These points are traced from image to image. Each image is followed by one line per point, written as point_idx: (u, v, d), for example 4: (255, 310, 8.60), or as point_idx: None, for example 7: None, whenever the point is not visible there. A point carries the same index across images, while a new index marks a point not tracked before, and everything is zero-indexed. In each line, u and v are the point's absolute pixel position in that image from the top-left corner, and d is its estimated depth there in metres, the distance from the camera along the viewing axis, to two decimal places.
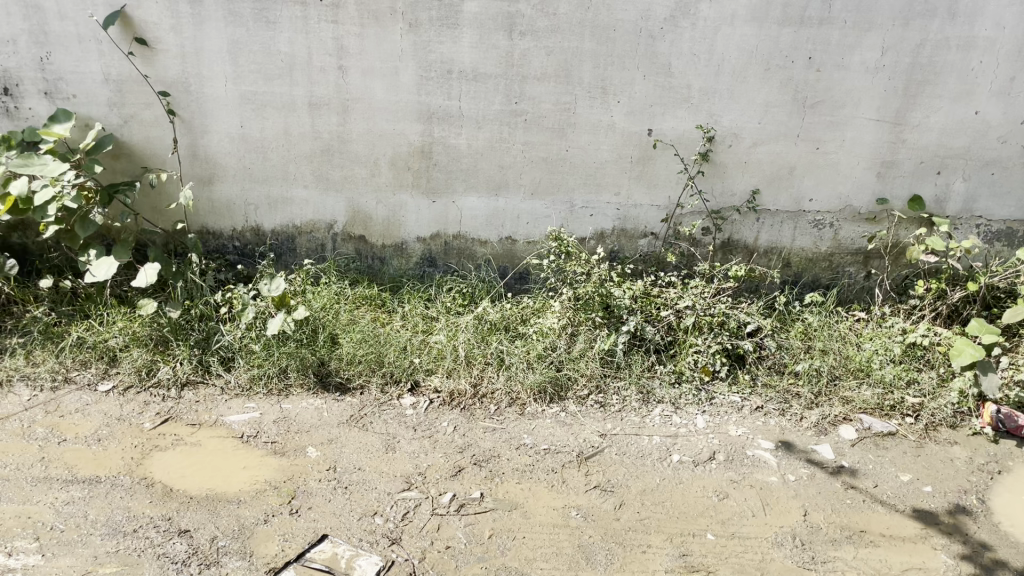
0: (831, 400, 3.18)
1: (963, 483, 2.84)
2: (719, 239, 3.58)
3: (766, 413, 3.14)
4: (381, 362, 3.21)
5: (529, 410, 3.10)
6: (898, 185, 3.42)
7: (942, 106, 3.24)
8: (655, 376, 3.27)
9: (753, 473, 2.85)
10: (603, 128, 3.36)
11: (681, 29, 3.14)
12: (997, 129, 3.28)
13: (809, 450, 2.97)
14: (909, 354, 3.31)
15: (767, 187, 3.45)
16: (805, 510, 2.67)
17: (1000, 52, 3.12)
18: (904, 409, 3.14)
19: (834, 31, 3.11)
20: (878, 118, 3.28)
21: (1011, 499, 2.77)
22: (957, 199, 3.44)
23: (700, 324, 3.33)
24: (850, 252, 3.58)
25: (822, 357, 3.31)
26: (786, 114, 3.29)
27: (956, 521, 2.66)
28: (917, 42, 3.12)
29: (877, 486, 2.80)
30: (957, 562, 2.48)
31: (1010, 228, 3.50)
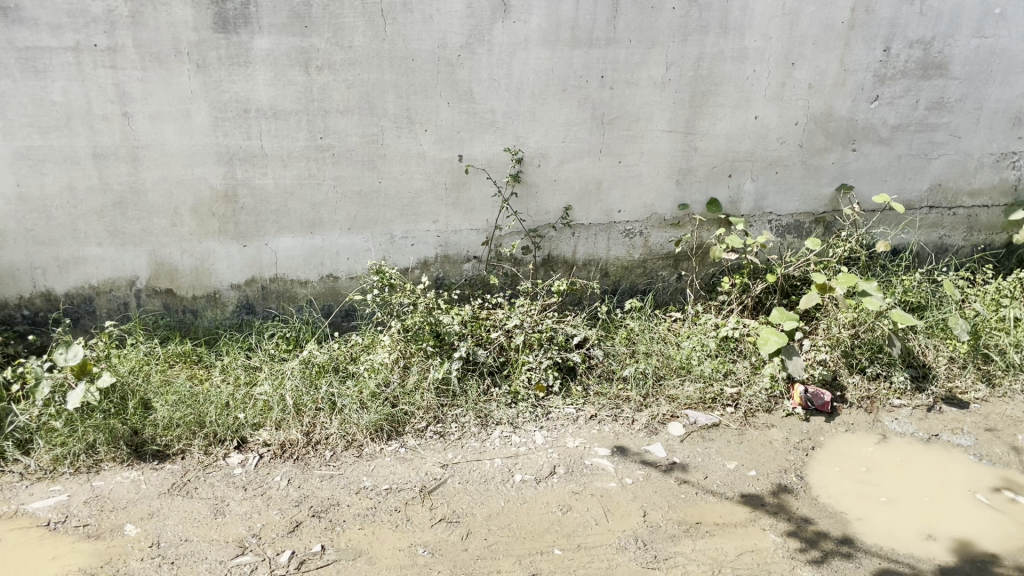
0: (659, 399, 3.32)
1: (783, 463, 3.03)
2: (539, 257, 3.65)
3: (601, 421, 3.23)
4: (202, 422, 3.01)
5: (366, 451, 3.01)
6: (696, 190, 3.62)
7: (726, 114, 3.47)
8: (492, 399, 3.27)
9: (593, 481, 2.91)
10: (414, 158, 3.33)
11: (478, 56, 3.20)
12: (776, 131, 3.53)
13: (642, 451, 3.07)
14: (724, 346, 3.50)
15: (578, 203, 3.55)
16: (644, 511, 2.77)
17: (769, 61, 3.38)
18: (724, 400, 3.33)
19: (620, 50, 3.27)
20: (671, 129, 3.47)
21: (825, 473, 2.99)
22: (748, 198, 3.66)
23: (531, 342, 3.38)
24: (661, 257, 3.75)
25: (646, 359, 3.45)
26: (587, 132, 3.41)
27: (780, 501, 2.84)
28: (696, 56, 3.33)
29: (707, 477, 2.95)
30: (783, 539, 2.65)
31: (798, 221, 3.73)
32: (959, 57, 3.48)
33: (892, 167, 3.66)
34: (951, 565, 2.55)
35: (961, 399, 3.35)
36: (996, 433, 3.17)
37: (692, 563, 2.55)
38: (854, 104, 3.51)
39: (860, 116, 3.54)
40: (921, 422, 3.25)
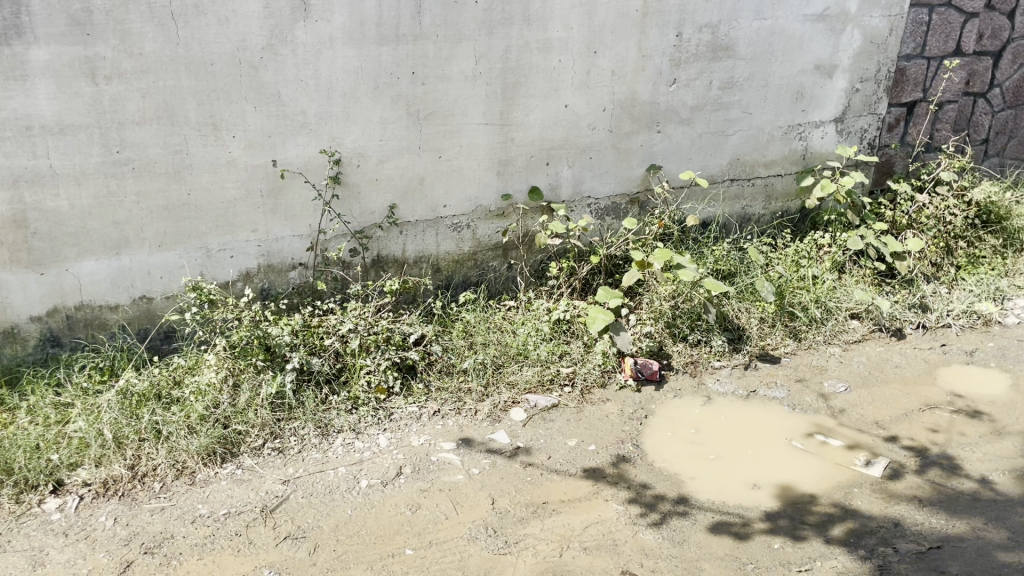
0: (499, 387, 3.36)
1: (620, 434, 3.16)
2: (369, 258, 3.56)
3: (444, 416, 3.24)
4: (10, 470, 2.75)
5: (200, 478, 2.86)
6: (517, 179, 3.67)
7: (537, 103, 3.55)
8: (331, 408, 3.19)
9: (440, 476, 2.92)
10: (224, 166, 3.19)
11: (282, 57, 3.10)
12: (586, 118, 3.66)
13: (486, 440, 3.11)
14: (557, 329, 3.58)
15: (402, 201, 3.52)
16: (492, 499, 2.80)
17: (573, 50, 3.50)
18: (561, 380, 3.42)
19: (428, 45, 3.28)
20: (486, 121, 3.51)
21: (659, 439, 3.14)
22: (567, 184, 3.76)
23: (367, 345, 3.30)
24: (490, 248, 3.76)
25: (483, 349, 3.48)
26: (404, 129, 3.39)
27: (620, 470, 2.96)
28: (503, 48, 3.39)
29: (550, 457, 3.02)
30: (625, 507, 2.77)
31: (615, 203, 3.88)
32: (743, 38, 3.74)
33: (695, 145, 3.88)
34: (775, 509, 2.75)
35: (773, 355, 3.63)
36: (805, 382, 3.46)
37: (541, 542, 2.61)
38: (655, 87, 3.70)
39: (661, 99, 3.74)
40: (740, 380, 3.49)
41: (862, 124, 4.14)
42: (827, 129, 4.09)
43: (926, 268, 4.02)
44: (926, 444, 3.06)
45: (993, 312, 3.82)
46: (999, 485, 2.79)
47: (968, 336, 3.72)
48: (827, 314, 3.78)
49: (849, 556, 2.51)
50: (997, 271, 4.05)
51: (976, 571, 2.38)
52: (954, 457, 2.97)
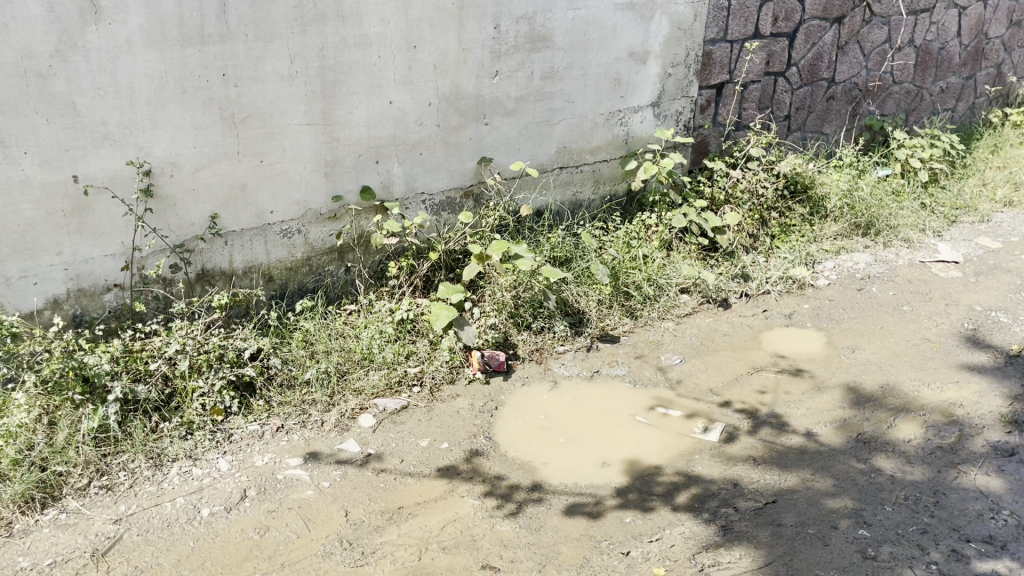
0: (345, 395, 3.27)
1: (472, 428, 3.16)
2: (192, 273, 3.35)
3: (288, 431, 3.11)
4: None
5: (17, 528, 2.62)
6: (346, 180, 3.56)
7: (360, 101, 3.46)
8: (163, 436, 2.98)
9: (288, 494, 2.80)
10: (17, 186, 2.88)
11: (73, 64, 2.84)
12: (412, 113, 3.60)
13: (335, 451, 3.02)
14: (402, 330, 3.52)
15: (224, 210, 3.33)
16: (346, 511, 2.72)
17: (392, 45, 3.44)
18: (409, 381, 3.38)
19: (237, 46, 3.12)
20: (308, 122, 3.38)
21: (511, 429, 3.16)
22: (399, 181, 3.69)
23: (198, 366, 3.11)
24: (324, 252, 3.65)
25: (326, 357, 3.34)
26: (219, 134, 3.21)
27: (473, 465, 2.95)
28: (319, 46, 3.28)
29: (403, 460, 2.97)
30: (480, 501, 2.77)
31: (449, 198, 3.86)
32: (559, 28, 3.81)
33: (522, 135, 3.92)
34: (624, 485, 2.83)
35: (612, 334, 3.74)
36: (643, 358, 3.59)
37: (399, 548, 2.56)
38: (478, 80, 3.71)
39: (485, 92, 3.74)
40: (584, 361, 3.58)
41: (677, 108, 4.34)
42: (646, 114, 4.25)
43: (745, 239, 4.26)
44: (756, 405, 3.25)
45: (806, 276, 4.11)
46: (822, 437, 3.01)
47: (785, 300, 3.99)
48: (659, 292, 3.94)
49: (695, 520, 2.63)
50: (806, 237, 4.36)
51: (807, 520, 2.56)
52: (781, 415, 3.17)
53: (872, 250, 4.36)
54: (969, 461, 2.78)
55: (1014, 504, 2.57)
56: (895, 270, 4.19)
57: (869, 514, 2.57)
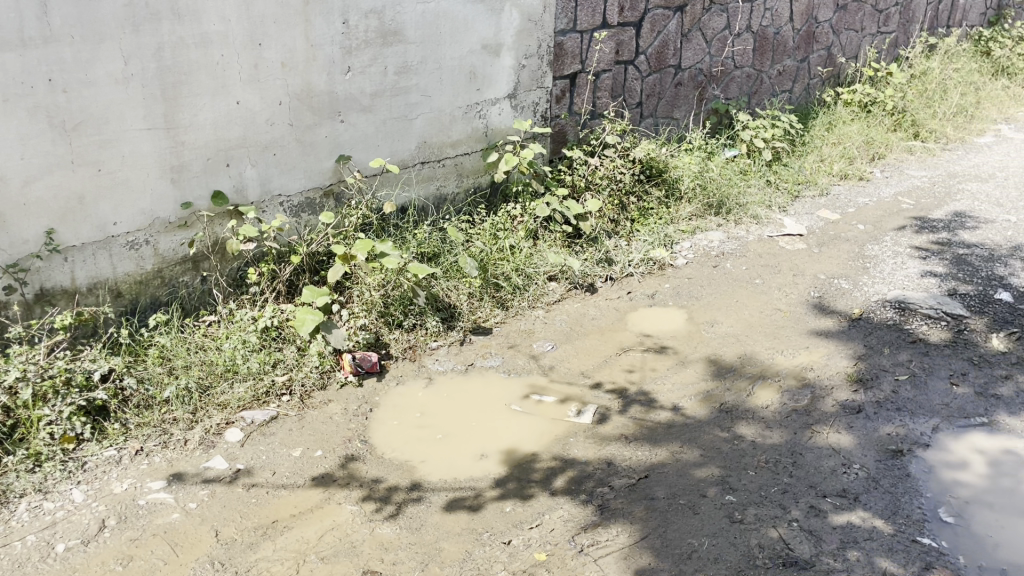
0: (209, 410, 3.13)
1: (346, 433, 3.09)
2: (28, 294, 3.09)
3: (149, 453, 2.94)
4: None
5: None
6: (195, 185, 3.40)
7: (205, 102, 3.30)
8: (7, 471, 2.77)
9: (152, 520, 2.65)
10: None
11: None
12: (261, 113, 3.47)
13: (201, 470, 2.88)
14: (266, 339, 3.39)
15: (61, 224, 3.09)
16: (216, 530, 2.61)
17: (235, 43, 3.30)
18: (277, 391, 3.26)
19: (63, 48, 2.90)
20: (149, 126, 3.19)
21: (387, 429, 3.12)
22: (253, 184, 3.55)
23: (42, 393, 2.89)
24: (176, 263, 3.46)
25: (185, 373, 3.19)
26: (50, 143, 2.98)
27: (350, 471, 2.89)
28: (154, 46, 3.11)
29: (275, 473, 2.88)
30: (358, 507, 2.71)
31: (309, 198, 3.75)
32: (410, 22, 3.77)
33: (380, 131, 3.86)
34: (503, 475, 2.84)
35: (484, 327, 3.75)
36: (516, 347, 3.61)
37: (275, 564, 2.47)
38: (329, 77, 3.61)
39: (338, 89, 3.66)
40: (458, 356, 3.56)
41: (533, 98, 4.39)
42: (503, 105, 4.28)
43: (606, 225, 4.38)
44: (625, 384, 3.34)
45: (665, 257, 4.26)
46: (688, 410, 3.13)
47: (647, 281, 4.12)
48: (528, 281, 3.98)
49: (573, 502, 2.67)
50: (664, 220, 4.52)
51: (678, 491, 2.65)
52: (649, 392, 3.27)
53: (725, 228, 4.58)
54: (821, 421, 2.96)
55: (862, 458, 2.75)
56: (746, 246, 4.41)
57: (734, 480, 2.69)
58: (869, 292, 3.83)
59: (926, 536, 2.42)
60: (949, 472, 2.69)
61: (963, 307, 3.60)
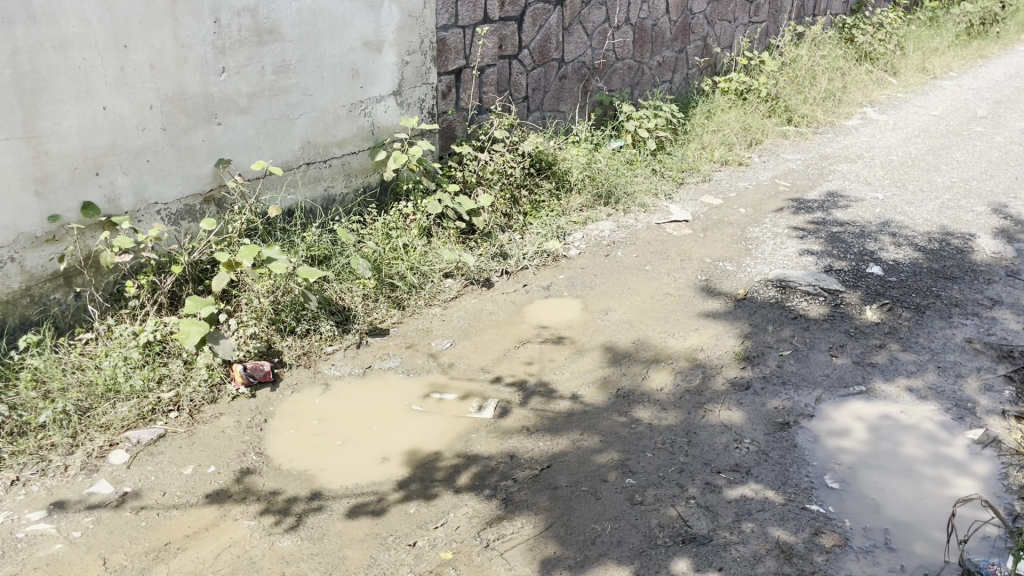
0: (90, 433, 2.97)
1: (240, 446, 2.98)
2: None
3: (26, 483, 2.77)
4: None
5: None
6: (62, 197, 3.21)
7: (68, 109, 3.12)
8: None
9: (33, 553, 2.49)
10: None
11: None
12: (131, 118, 3.31)
13: (85, 496, 2.73)
14: (149, 354, 3.25)
15: None
16: (104, 558, 2.48)
17: (98, 46, 3.13)
18: (164, 407, 3.12)
19: None
20: (6, 136, 2.99)
21: (283, 439, 3.03)
22: (126, 193, 3.38)
23: None
24: (46, 280, 3.26)
25: (62, 395, 3.03)
26: None
27: (246, 485, 2.80)
28: (7, 51, 2.91)
29: (165, 493, 2.76)
30: (256, 521, 2.63)
31: (188, 205, 3.60)
32: (286, 20, 3.67)
33: (261, 133, 3.75)
34: (405, 476, 2.81)
35: (381, 328, 3.69)
36: (414, 347, 3.58)
37: None
38: (203, 78, 3.48)
39: (213, 91, 3.52)
40: (354, 359, 3.50)
41: (419, 95, 4.36)
42: (388, 103, 4.23)
43: (500, 219, 4.40)
44: (524, 376, 3.35)
45: (559, 249, 4.31)
46: (587, 398, 3.17)
47: (542, 273, 4.16)
48: (423, 279, 3.96)
49: (477, 498, 2.66)
50: (555, 212, 4.59)
51: (580, 478, 2.69)
52: (548, 383, 3.30)
53: (614, 217, 4.67)
54: (713, 400, 3.06)
55: (752, 432, 2.86)
56: (636, 233, 4.51)
57: (633, 463, 2.74)
58: (752, 273, 3.99)
59: (815, 503, 2.54)
60: (832, 440, 2.83)
61: (839, 282, 3.79)
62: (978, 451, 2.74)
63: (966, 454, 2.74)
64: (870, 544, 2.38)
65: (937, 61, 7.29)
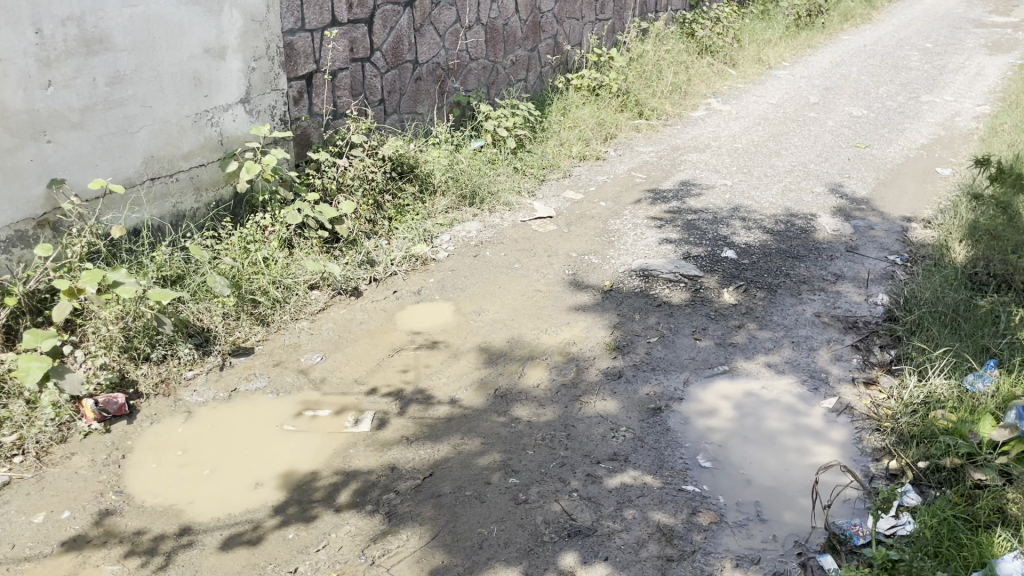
0: None
1: (97, 487, 2.77)
2: None
3: None
4: None
5: None
6: None
7: None
8: None
9: None
10: None
11: None
12: None
13: None
14: None
15: None
16: None
17: None
18: (6, 453, 2.86)
19: None
20: None
21: (145, 474, 2.85)
22: None
23: None
24: None
25: None
26: None
27: (106, 528, 2.60)
28: None
29: (14, 546, 2.52)
30: (121, 565, 2.45)
31: (19, 231, 3.31)
32: (117, 28, 3.43)
33: (98, 149, 3.49)
34: (281, 500, 2.69)
35: (245, 347, 3.53)
36: (282, 364, 3.44)
37: None
38: (27, 93, 3.20)
39: (39, 106, 3.25)
40: (218, 382, 3.32)
41: (268, 102, 4.19)
42: (236, 111, 4.05)
43: (364, 226, 4.31)
44: (400, 385, 3.29)
45: (427, 252, 4.26)
46: (465, 401, 3.14)
47: (411, 278, 4.10)
48: (287, 293, 3.81)
49: (359, 515, 2.58)
50: (420, 215, 4.53)
51: (463, 483, 2.66)
52: (425, 389, 3.24)
53: (480, 217, 4.67)
54: (588, 392, 3.11)
55: (627, 421, 2.93)
56: (503, 232, 4.53)
57: (515, 462, 2.75)
58: (617, 265, 4.08)
59: (690, 483, 2.62)
60: (702, 420, 2.93)
61: (697, 268, 3.94)
62: (834, 419, 2.92)
63: (824, 422, 2.90)
64: (744, 518, 2.48)
65: (771, 52, 7.73)
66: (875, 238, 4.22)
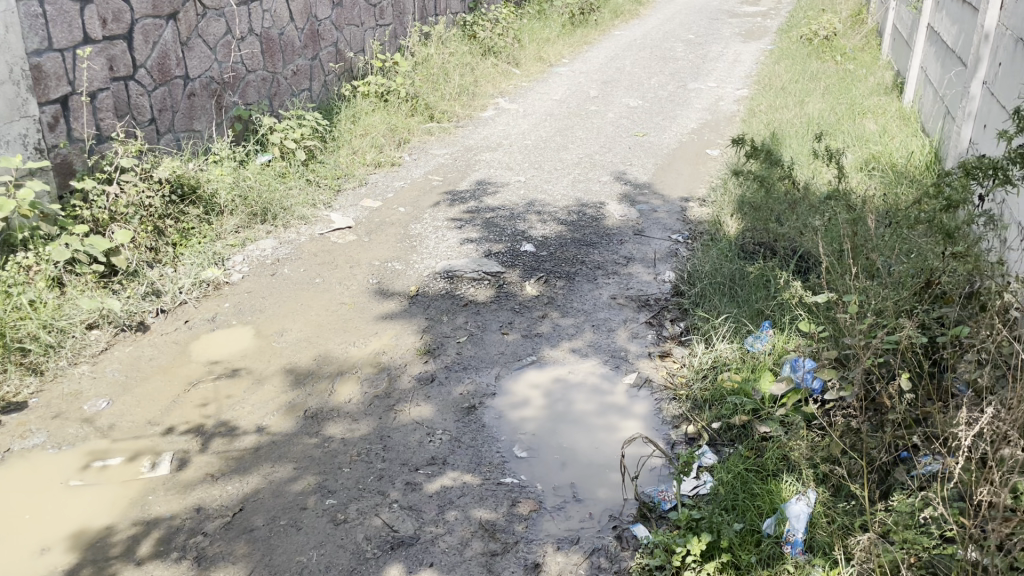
0: None
1: None
2: None
3: None
4: None
5: None
6: None
7: None
8: None
9: None
10: None
11: None
12: None
13: None
14: None
15: None
16: None
17: None
18: None
19: None
20: None
21: None
22: None
23: None
24: None
25: None
26: None
27: None
28: None
29: None
30: None
31: None
32: None
33: None
34: (74, 562, 2.45)
35: (16, 402, 3.18)
36: (63, 415, 3.13)
37: None
38: None
39: None
40: None
41: (19, 130, 3.75)
42: None
43: (144, 255, 4.02)
44: (201, 420, 3.10)
45: (218, 276, 4.06)
46: (273, 427, 3.01)
47: (204, 305, 3.88)
48: (62, 336, 3.49)
49: (165, 564, 2.40)
50: (208, 237, 4.30)
51: (277, 513, 2.55)
52: (229, 421, 3.08)
53: (274, 234, 4.50)
54: (401, 400, 3.08)
55: (442, 424, 2.92)
56: (300, 247, 4.39)
57: (331, 482, 2.67)
58: (420, 269, 4.08)
59: (508, 476, 2.67)
60: (514, 412, 2.99)
61: (498, 264, 4.02)
62: (636, 394, 3.07)
63: (627, 397, 3.05)
64: (561, 501, 2.56)
65: (550, 50, 8.03)
66: (659, 219, 4.49)
